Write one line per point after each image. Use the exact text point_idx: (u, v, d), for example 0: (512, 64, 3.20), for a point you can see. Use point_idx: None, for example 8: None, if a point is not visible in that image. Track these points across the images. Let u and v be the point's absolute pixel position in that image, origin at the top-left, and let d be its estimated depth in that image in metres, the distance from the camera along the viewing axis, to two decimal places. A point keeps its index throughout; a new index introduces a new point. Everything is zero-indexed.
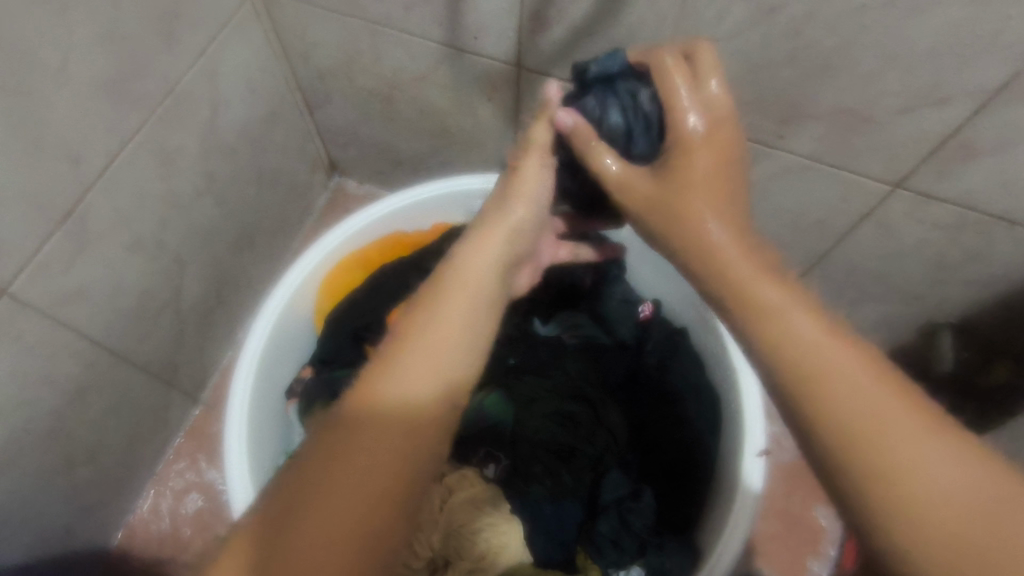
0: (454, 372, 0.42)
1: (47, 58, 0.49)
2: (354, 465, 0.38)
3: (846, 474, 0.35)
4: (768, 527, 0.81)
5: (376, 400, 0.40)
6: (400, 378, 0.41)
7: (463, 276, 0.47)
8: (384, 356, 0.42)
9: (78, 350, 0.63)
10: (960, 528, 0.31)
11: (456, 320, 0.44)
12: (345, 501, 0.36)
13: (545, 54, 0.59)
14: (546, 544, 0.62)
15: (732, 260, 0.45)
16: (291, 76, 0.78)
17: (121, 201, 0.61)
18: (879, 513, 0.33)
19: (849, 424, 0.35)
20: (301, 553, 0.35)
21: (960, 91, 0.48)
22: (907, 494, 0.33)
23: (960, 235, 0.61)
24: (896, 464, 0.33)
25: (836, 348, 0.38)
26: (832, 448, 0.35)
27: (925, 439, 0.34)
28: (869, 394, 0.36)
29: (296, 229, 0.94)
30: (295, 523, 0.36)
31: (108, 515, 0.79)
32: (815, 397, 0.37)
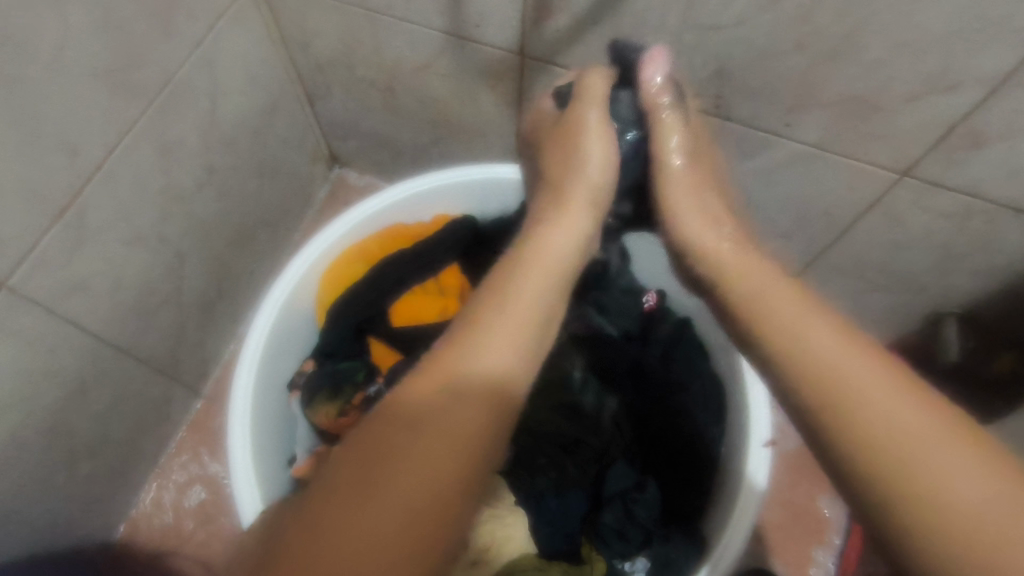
0: (535, 351, 0.42)
1: (44, 48, 0.49)
2: (424, 446, 0.37)
3: (853, 467, 0.34)
4: (773, 516, 0.81)
5: (447, 383, 0.39)
6: (485, 350, 0.41)
7: (541, 255, 0.47)
8: (455, 341, 0.42)
9: (78, 344, 0.63)
10: (974, 516, 0.31)
11: (525, 313, 0.43)
12: (412, 482, 0.35)
13: (548, 42, 0.58)
14: (551, 535, 0.62)
15: (737, 260, 0.46)
16: (290, 67, 0.77)
17: (120, 193, 0.60)
18: (890, 504, 0.33)
19: (859, 414, 0.35)
20: (368, 519, 0.34)
21: (970, 77, 0.47)
22: (917, 483, 0.32)
23: (966, 224, 0.60)
24: (904, 454, 0.33)
25: (840, 341, 0.38)
26: (844, 439, 0.35)
27: (931, 428, 0.34)
28: (873, 386, 0.35)
29: (297, 222, 0.94)
30: (362, 493, 0.35)
31: (110, 509, 0.78)
32: (818, 387, 0.37)
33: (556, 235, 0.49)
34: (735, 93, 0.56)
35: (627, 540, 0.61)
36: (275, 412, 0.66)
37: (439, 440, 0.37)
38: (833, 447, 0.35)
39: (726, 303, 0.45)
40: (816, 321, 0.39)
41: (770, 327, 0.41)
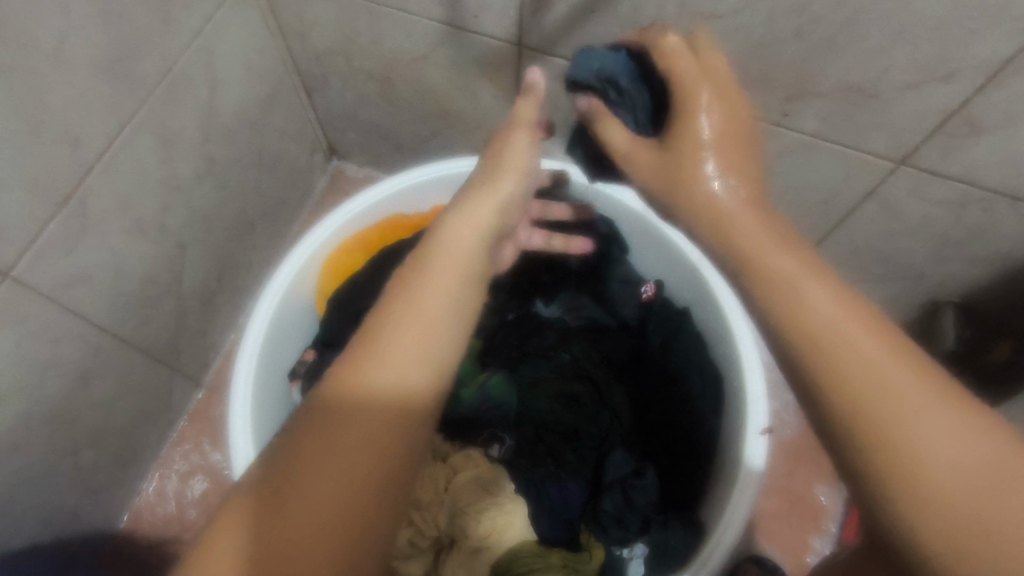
0: (438, 352, 0.41)
1: (43, 40, 0.49)
2: (329, 464, 0.37)
3: (852, 448, 0.35)
4: (769, 504, 0.81)
5: (354, 390, 0.38)
6: (392, 350, 0.39)
7: (446, 249, 0.45)
8: (362, 342, 0.40)
9: (80, 334, 0.63)
10: (976, 498, 0.31)
11: (435, 305, 0.42)
12: (323, 495, 0.36)
13: (546, 32, 0.58)
14: (550, 522, 0.64)
15: (741, 227, 0.45)
16: (289, 59, 0.77)
17: (122, 183, 0.61)
18: (892, 487, 0.33)
19: (861, 395, 0.35)
20: (308, 493, 0.36)
21: (967, 66, 0.48)
22: (910, 459, 0.33)
23: (964, 213, 0.61)
24: (910, 437, 0.33)
25: (833, 315, 0.38)
26: (844, 420, 0.35)
27: (939, 410, 0.34)
28: (883, 365, 0.35)
29: (297, 213, 0.94)
30: (304, 470, 0.37)
31: (115, 498, 0.79)
32: (828, 372, 0.36)
33: (463, 232, 0.47)
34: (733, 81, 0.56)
35: (626, 527, 0.61)
36: (275, 402, 0.66)
37: (345, 455, 0.37)
38: (838, 428, 0.35)
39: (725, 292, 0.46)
40: (827, 297, 0.39)
41: (778, 304, 0.40)
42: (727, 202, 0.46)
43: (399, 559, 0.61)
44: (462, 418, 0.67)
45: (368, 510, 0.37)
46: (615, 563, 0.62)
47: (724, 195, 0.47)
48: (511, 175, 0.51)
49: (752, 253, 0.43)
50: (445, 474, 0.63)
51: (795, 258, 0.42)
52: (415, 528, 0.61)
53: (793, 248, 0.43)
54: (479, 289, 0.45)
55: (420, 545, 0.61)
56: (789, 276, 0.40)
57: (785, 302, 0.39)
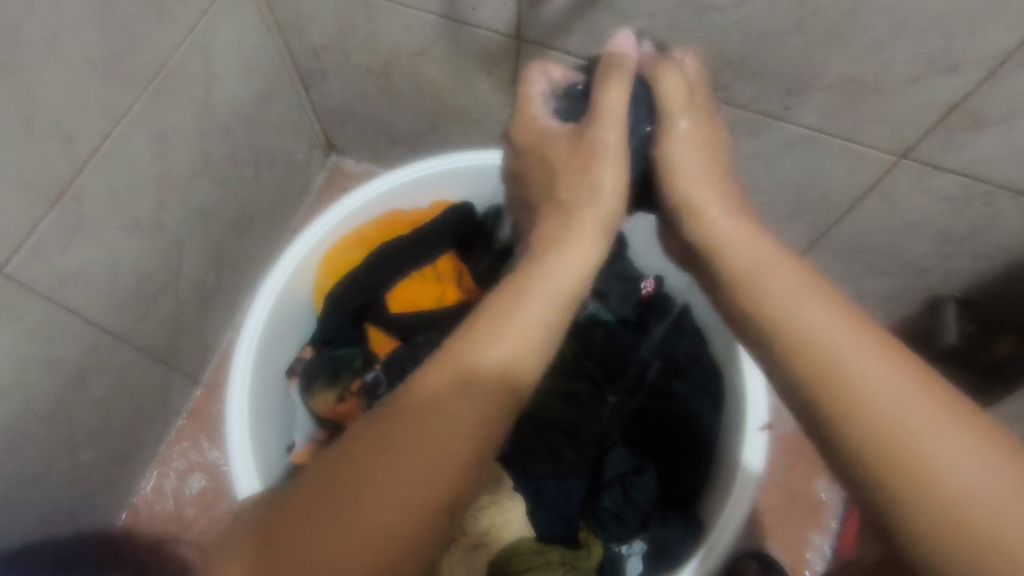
0: (538, 363, 0.42)
1: (35, 34, 0.48)
2: (405, 477, 0.36)
3: (851, 451, 0.34)
4: (771, 500, 0.81)
5: (441, 396, 0.39)
6: (482, 365, 0.40)
7: (551, 268, 0.44)
8: (460, 348, 0.41)
9: (77, 332, 0.63)
10: (981, 500, 0.30)
11: (529, 329, 0.41)
12: (392, 503, 0.35)
13: (545, 25, 0.58)
14: (550, 519, 0.63)
15: (731, 237, 0.46)
16: (286, 53, 0.77)
17: (117, 179, 0.60)
18: (898, 491, 0.32)
19: (861, 404, 0.34)
20: (380, 498, 0.35)
21: (971, 58, 0.47)
22: (907, 466, 0.32)
23: (967, 207, 0.60)
24: (907, 439, 0.33)
25: (827, 317, 0.38)
26: (835, 425, 0.35)
27: (936, 419, 0.33)
28: (875, 371, 0.35)
29: (295, 209, 0.93)
30: (379, 473, 0.36)
31: (112, 496, 0.79)
32: (820, 376, 0.36)
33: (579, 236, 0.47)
34: (734, 74, 0.56)
35: (625, 523, 0.61)
36: (272, 399, 0.66)
37: (409, 488, 0.36)
38: (830, 432, 0.35)
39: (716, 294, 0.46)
40: (817, 307, 0.39)
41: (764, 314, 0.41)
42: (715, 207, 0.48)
43: None
44: None
45: (421, 544, 0.36)
46: (614, 559, 0.61)
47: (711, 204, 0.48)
48: (612, 183, 0.48)
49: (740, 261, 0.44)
50: None
51: (784, 265, 0.42)
52: None
53: (782, 259, 0.44)
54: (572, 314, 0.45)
55: None
56: (772, 285, 0.41)
57: (773, 313, 0.40)
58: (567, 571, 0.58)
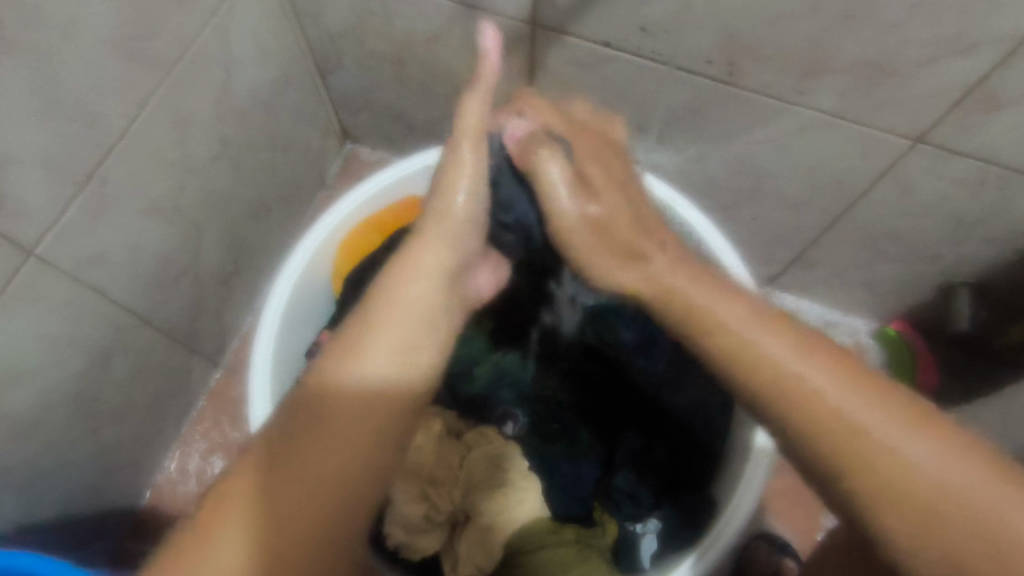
0: (413, 355, 0.49)
1: (62, 19, 0.49)
2: (339, 427, 0.45)
3: (839, 475, 0.39)
4: (783, 483, 0.82)
5: (332, 391, 0.46)
6: (364, 364, 0.47)
7: (413, 277, 0.52)
8: (342, 351, 0.48)
9: (102, 312, 0.64)
10: (942, 486, 0.36)
11: (398, 331, 0.49)
12: (331, 446, 0.45)
13: (561, 10, 0.58)
14: (564, 500, 0.65)
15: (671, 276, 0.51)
16: (302, 40, 0.77)
17: (140, 163, 0.61)
18: (879, 501, 0.37)
19: (839, 433, 0.39)
20: (324, 442, 0.44)
21: (986, 39, 0.47)
22: (893, 474, 0.37)
23: (981, 191, 0.60)
24: (876, 452, 0.38)
25: (779, 345, 0.43)
26: (822, 449, 0.39)
27: (907, 432, 0.38)
28: (838, 397, 0.40)
29: (311, 197, 0.94)
30: (321, 422, 0.45)
31: (136, 474, 0.81)
32: (790, 406, 0.41)
33: (425, 251, 0.54)
34: (749, 58, 0.56)
35: (639, 502, 0.63)
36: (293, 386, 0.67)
37: (340, 436, 0.45)
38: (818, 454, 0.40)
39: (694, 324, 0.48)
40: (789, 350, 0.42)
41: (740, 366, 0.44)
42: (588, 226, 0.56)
43: (411, 534, 0.61)
44: (475, 397, 0.69)
45: (348, 503, 0.44)
46: (628, 538, 0.62)
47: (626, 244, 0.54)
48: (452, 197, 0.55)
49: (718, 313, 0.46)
50: (460, 450, 0.63)
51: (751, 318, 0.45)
52: (430, 503, 0.61)
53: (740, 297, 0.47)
54: (442, 316, 0.52)
55: (435, 520, 0.61)
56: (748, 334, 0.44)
57: (754, 361, 0.43)
58: (580, 548, 0.60)
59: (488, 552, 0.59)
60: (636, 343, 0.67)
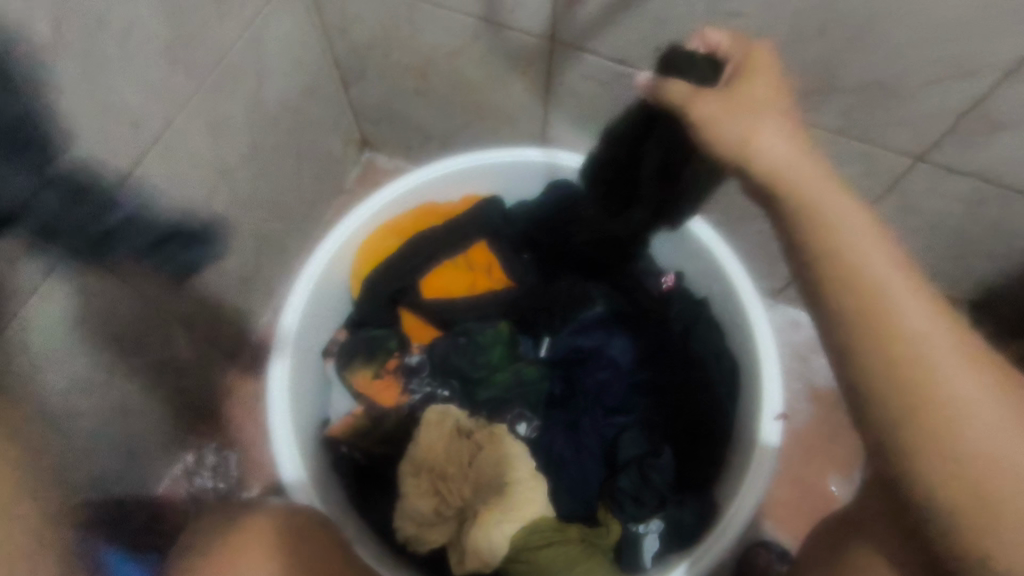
0: None
1: (115, 27, 0.52)
2: None
3: (883, 388, 0.38)
4: (782, 493, 0.84)
5: None
6: None
7: None
8: None
9: (133, 306, 0.67)
10: (989, 439, 0.35)
11: None
12: None
13: (579, 27, 0.61)
14: (570, 501, 0.67)
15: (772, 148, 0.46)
16: (329, 51, 0.81)
17: (174, 165, 0.65)
18: (906, 428, 0.37)
19: (859, 298, 0.40)
20: None
21: (985, 64, 0.50)
22: (934, 400, 0.36)
23: (980, 207, 0.63)
24: (924, 373, 0.37)
25: (839, 205, 0.43)
26: (852, 314, 0.40)
27: (967, 369, 0.37)
28: (906, 302, 0.39)
29: (330, 202, 0.98)
30: None
31: (155, 465, 0.84)
32: (863, 304, 0.39)
33: None
34: None
35: (642, 503, 0.63)
36: (308, 381, 0.69)
37: None
38: (875, 383, 0.38)
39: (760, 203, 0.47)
40: (875, 240, 0.41)
41: (808, 212, 0.43)
42: (679, 86, 0.50)
43: (421, 526, 0.63)
44: (490, 400, 0.70)
45: None
46: (631, 538, 0.62)
47: (754, 115, 0.46)
48: None
49: (814, 187, 0.44)
50: (470, 449, 0.66)
51: (835, 194, 0.44)
52: (439, 498, 0.64)
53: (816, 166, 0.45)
54: None
55: (443, 514, 0.64)
56: (834, 219, 0.42)
57: (818, 222, 0.43)
58: (585, 547, 0.62)
59: (493, 549, 0.60)
60: (631, 357, 0.72)
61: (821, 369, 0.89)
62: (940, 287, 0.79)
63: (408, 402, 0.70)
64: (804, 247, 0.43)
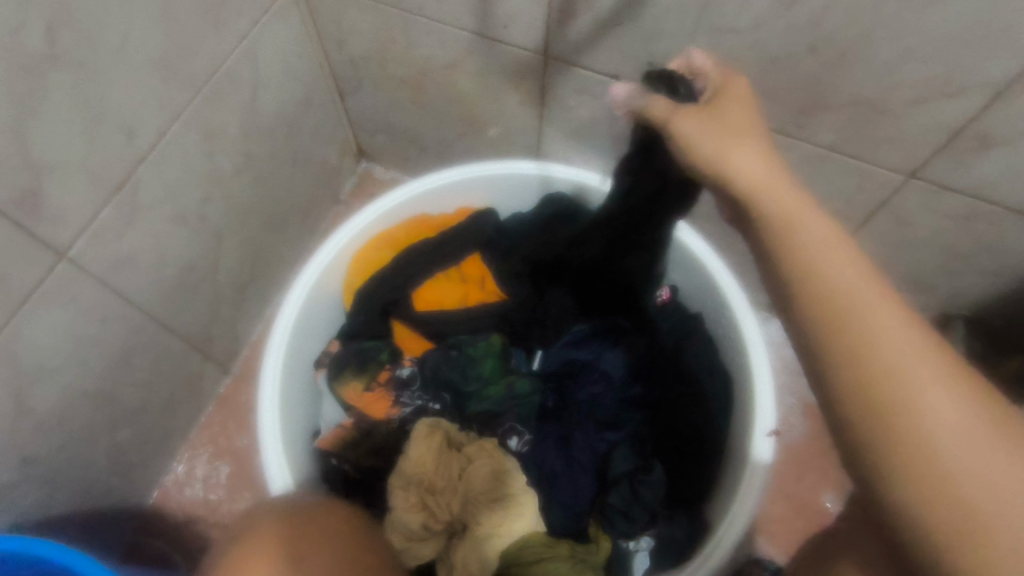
0: None
1: (109, 39, 0.53)
2: None
3: (855, 403, 0.38)
4: (777, 509, 0.84)
5: None
6: None
7: None
8: None
9: (125, 316, 0.67)
10: (963, 454, 0.35)
11: None
12: None
13: (572, 42, 0.61)
14: (561, 516, 0.66)
15: (749, 165, 0.46)
16: (325, 63, 0.82)
17: (168, 174, 0.65)
18: (880, 449, 0.37)
19: (834, 315, 0.39)
20: None
21: (973, 83, 0.50)
22: (906, 415, 0.36)
23: (972, 225, 0.63)
24: (899, 393, 0.36)
25: (816, 220, 0.43)
26: (823, 330, 0.40)
27: (938, 381, 0.36)
28: (878, 317, 0.38)
29: (325, 211, 0.98)
30: None
31: (145, 475, 0.83)
32: (834, 326, 0.39)
33: None
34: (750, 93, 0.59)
35: (632, 520, 0.64)
36: (298, 392, 0.68)
37: None
38: (848, 404, 0.38)
39: (739, 220, 0.47)
40: (850, 258, 0.41)
41: (783, 232, 0.43)
42: (658, 101, 0.49)
43: (410, 541, 0.62)
44: (482, 413, 0.70)
45: None
46: (622, 554, 0.65)
47: (730, 138, 0.47)
48: None
49: (789, 208, 0.44)
50: (460, 462, 0.65)
51: (810, 211, 0.44)
52: (427, 512, 0.62)
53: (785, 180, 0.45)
54: None
55: (433, 528, 0.63)
56: (807, 240, 0.42)
57: (792, 238, 0.43)
58: (576, 564, 0.61)
59: (484, 563, 0.60)
60: (624, 370, 0.71)
61: None
62: (935, 303, 0.79)
63: (397, 416, 0.69)
64: (779, 270, 0.43)
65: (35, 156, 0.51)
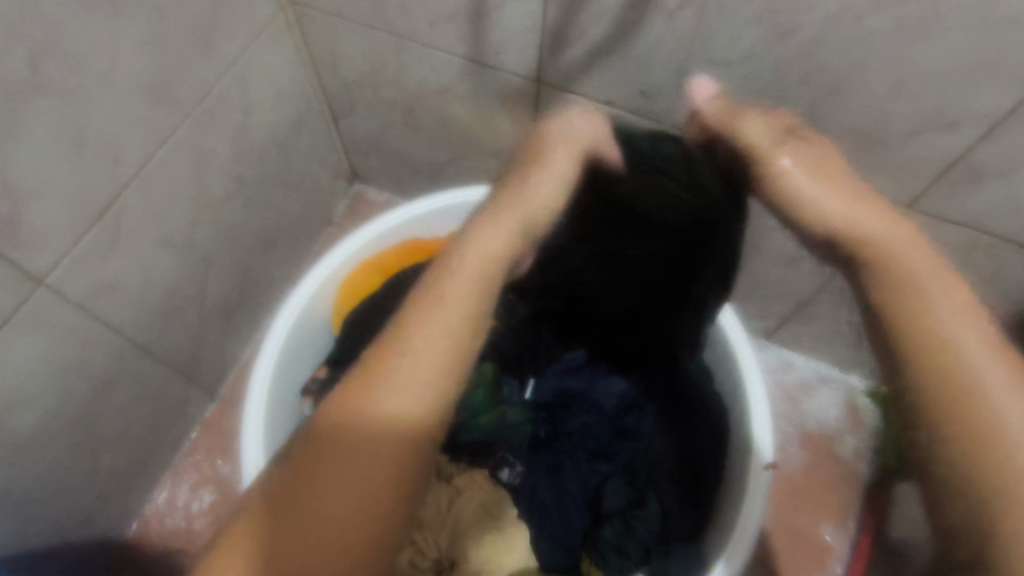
0: None
1: (96, 64, 0.52)
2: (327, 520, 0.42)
3: (945, 432, 0.37)
4: (775, 542, 0.82)
5: None
6: None
7: None
8: None
9: (108, 342, 0.66)
10: None
11: None
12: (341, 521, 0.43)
13: (565, 69, 0.61)
14: (551, 550, 0.64)
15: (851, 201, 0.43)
16: (318, 86, 0.81)
17: (154, 199, 0.64)
18: (969, 480, 0.35)
19: (935, 345, 0.38)
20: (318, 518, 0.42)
21: (967, 116, 0.50)
22: (1000, 454, 0.35)
23: (968, 256, 0.63)
24: (1001, 463, 0.35)
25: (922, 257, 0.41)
26: (915, 356, 0.39)
27: None
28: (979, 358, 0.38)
29: (317, 233, 0.97)
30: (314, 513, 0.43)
31: (125, 505, 0.81)
32: (930, 355, 0.38)
33: None
34: None
35: (626, 555, 0.61)
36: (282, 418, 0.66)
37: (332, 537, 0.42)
38: (935, 432, 0.37)
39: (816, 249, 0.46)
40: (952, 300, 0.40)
41: (885, 268, 0.42)
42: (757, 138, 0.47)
43: None
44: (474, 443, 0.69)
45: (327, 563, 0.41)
46: None
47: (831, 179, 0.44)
48: None
49: (907, 262, 0.41)
50: (449, 493, 0.64)
51: (914, 246, 0.42)
52: (415, 547, 0.61)
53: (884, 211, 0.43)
54: None
55: (420, 565, 0.61)
56: (921, 274, 0.41)
57: (890, 264, 0.41)
58: None
59: None
60: (619, 400, 0.71)
61: (811, 412, 0.88)
62: None
63: None
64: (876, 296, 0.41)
65: (14, 182, 0.50)
